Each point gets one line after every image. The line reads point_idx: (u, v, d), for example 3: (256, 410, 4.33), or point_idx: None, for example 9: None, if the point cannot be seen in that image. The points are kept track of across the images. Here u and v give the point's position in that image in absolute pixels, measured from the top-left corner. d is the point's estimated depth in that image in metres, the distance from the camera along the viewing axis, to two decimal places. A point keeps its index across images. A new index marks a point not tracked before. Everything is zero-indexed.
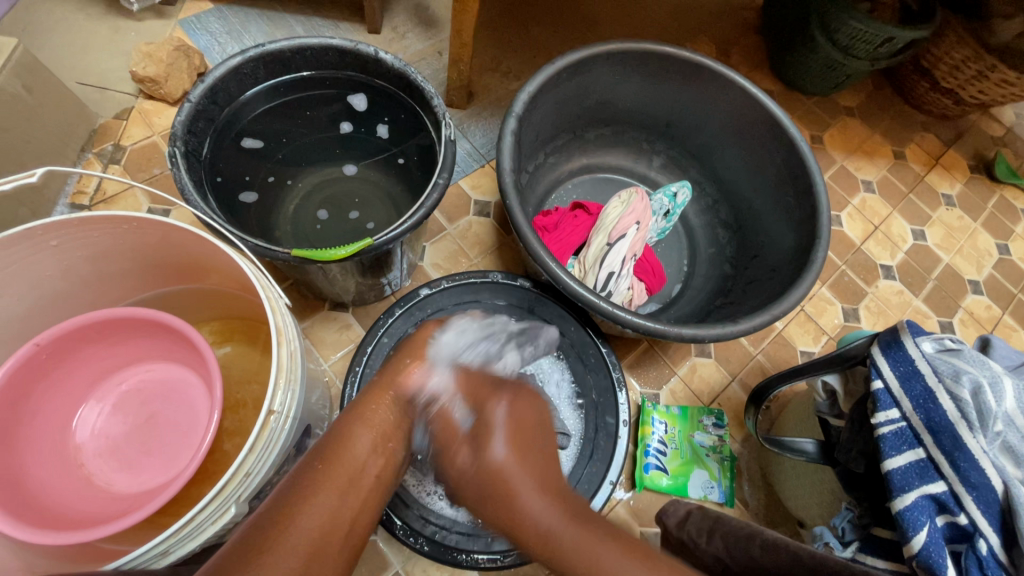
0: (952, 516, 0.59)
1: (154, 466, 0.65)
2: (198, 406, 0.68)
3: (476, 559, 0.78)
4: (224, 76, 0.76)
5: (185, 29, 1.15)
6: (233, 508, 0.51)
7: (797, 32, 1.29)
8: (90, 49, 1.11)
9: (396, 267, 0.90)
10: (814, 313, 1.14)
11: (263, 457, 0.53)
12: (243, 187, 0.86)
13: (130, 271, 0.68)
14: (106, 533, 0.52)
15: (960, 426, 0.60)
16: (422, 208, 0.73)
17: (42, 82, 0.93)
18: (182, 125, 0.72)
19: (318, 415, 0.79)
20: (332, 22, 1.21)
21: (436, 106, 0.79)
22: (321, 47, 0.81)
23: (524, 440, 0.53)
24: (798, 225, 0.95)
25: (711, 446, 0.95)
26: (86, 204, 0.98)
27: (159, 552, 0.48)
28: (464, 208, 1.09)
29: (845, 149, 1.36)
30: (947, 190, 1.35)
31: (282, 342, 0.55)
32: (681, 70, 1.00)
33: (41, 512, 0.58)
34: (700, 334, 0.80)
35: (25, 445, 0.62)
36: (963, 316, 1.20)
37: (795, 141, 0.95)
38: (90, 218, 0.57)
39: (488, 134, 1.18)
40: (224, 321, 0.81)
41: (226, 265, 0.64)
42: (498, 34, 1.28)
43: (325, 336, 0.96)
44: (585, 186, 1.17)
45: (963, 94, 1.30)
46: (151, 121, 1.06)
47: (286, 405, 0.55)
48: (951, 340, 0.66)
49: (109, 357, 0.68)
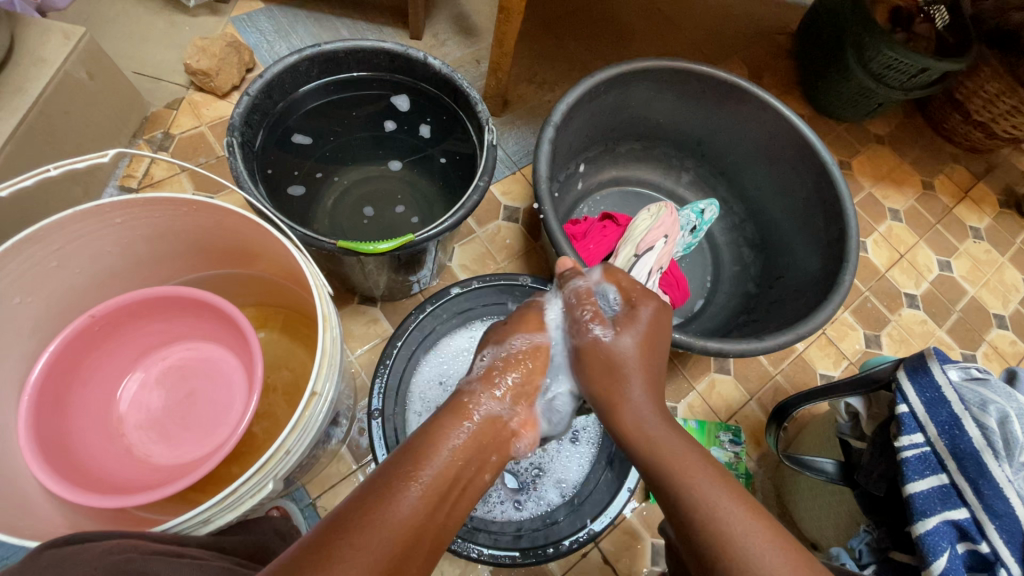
0: (973, 544, 0.60)
1: (190, 440, 0.68)
2: (236, 387, 0.71)
3: (493, 555, 0.79)
4: (281, 73, 0.80)
5: (237, 26, 1.20)
6: (270, 484, 0.53)
7: (831, 58, 1.31)
8: (146, 41, 1.16)
9: (426, 266, 0.92)
10: (835, 337, 1.14)
11: (302, 437, 0.55)
12: (290, 180, 0.90)
13: (181, 252, 0.71)
14: (156, 498, 0.54)
15: (985, 454, 0.60)
16: (462, 208, 0.75)
17: (104, 70, 0.98)
18: (240, 117, 0.75)
19: (344, 404, 0.81)
20: (375, 27, 1.25)
21: (480, 111, 0.82)
22: (372, 50, 0.85)
23: (653, 343, 0.64)
24: (825, 249, 0.96)
25: (727, 462, 0.95)
26: (133, 186, 1.02)
27: (203, 520, 0.50)
28: (494, 213, 1.12)
29: (873, 176, 1.36)
30: (975, 223, 1.34)
31: (326, 328, 0.58)
32: (715, 90, 1.02)
33: (84, 476, 0.61)
34: (725, 348, 0.81)
35: (75, 411, 0.65)
36: (987, 350, 1.19)
37: (826, 165, 0.96)
38: (153, 199, 0.61)
39: (520, 143, 1.20)
40: (261, 307, 0.83)
41: (274, 253, 0.67)
42: (536, 46, 1.31)
43: (353, 328, 0.98)
44: (614, 198, 1.19)
45: (996, 128, 1.30)
46: (200, 112, 1.11)
47: (327, 388, 0.58)
48: (977, 370, 0.68)
49: (155, 333, 0.71)
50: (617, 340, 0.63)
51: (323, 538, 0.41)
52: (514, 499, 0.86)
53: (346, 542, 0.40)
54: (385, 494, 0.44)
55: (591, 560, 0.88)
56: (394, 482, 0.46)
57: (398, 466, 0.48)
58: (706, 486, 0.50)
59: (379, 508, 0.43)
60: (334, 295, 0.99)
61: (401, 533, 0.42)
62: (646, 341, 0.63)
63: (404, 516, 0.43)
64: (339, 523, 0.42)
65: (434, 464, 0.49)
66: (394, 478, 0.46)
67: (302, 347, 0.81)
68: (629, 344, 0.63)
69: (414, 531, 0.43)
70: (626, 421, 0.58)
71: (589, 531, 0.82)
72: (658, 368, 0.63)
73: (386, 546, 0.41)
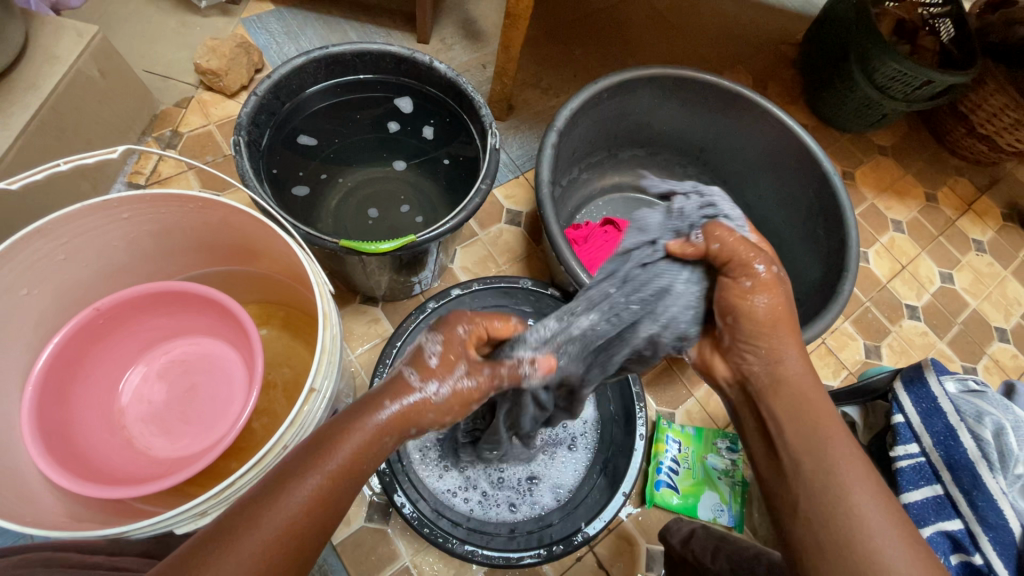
0: (966, 555, 0.59)
1: (190, 434, 0.68)
2: (236, 381, 0.71)
3: (486, 556, 0.79)
4: (289, 73, 0.81)
5: (247, 27, 1.22)
6: (268, 478, 0.54)
7: (835, 69, 1.32)
8: (157, 40, 1.18)
9: (428, 266, 0.93)
10: (835, 347, 1.14)
11: (299, 433, 0.56)
12: (295, 180, 0.91)
13: (186, 248, 0.72)
14: (153, 490, 0.55)
15: (980, 466, 0.60)
16: (464, 210, 0.76)
17: (115, 68, 0.99)
18: (248, 116, 0.77)
19: (343, 402, 0.82)
20: (384, 30, 1.26)
21: (483, 115, 0.83)
22: (379, 53, 0.86)
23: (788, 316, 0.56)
24: (825, 258, 0.96)
25: (723, 469, 0.94)
26: (141, 183, 1.03)
27: (196, 513, 0.51)
28: (497, 216, 1.13)
29: (876, 187, 1.36)
30: (978, 236, 1.34)
31: (326, 325, 0.59)
32: (717, 99, 1.03)
33: (85, 467, 0.62)
34: None
35: (78, 402, 0.66)
36: (988, 362, 1.19)
37: (828, 175, 0.96)
38: (160, 195, 0.62)
39: (524, 147, 1.21)
40: (263, 304, 0.84)
41: (277, 250, 0.68)
42: (542, 52, 1.32)
43: (355, 328, 0.99)
44: (616, 204, 1.20)
45: (999, 141, 1.30)
46: (208, 111, 1.12)
47: (325, 384, 0.58)
48: (974, 382, 0.68)
49: (159, 327, 0.72)
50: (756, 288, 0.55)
51: (228, 521, 0.40)
52: (508, 499, 0.86)
53: (245, 527, 0.40)
54: (293, 480, 0.42)
55: (586, 564, 0.88)
56: (304, 466, 0.43)
57: (313, 447, 0.44)
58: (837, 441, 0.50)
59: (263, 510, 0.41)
60: (336, 294, 1.00)
61: (289, 525, 0.41)
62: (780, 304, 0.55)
63: (295, 511, 0.41)
64: (245, 508, 0.41)
65: (343, 454, 0.44)
66: (304, 463, 0.43)
67: (302, 346, 0.82)
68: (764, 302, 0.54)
69: (300, 529, 0.41)
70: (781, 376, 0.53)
71: (584, 534, 0.82)
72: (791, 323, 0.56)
73: (274, 536, 0.40)
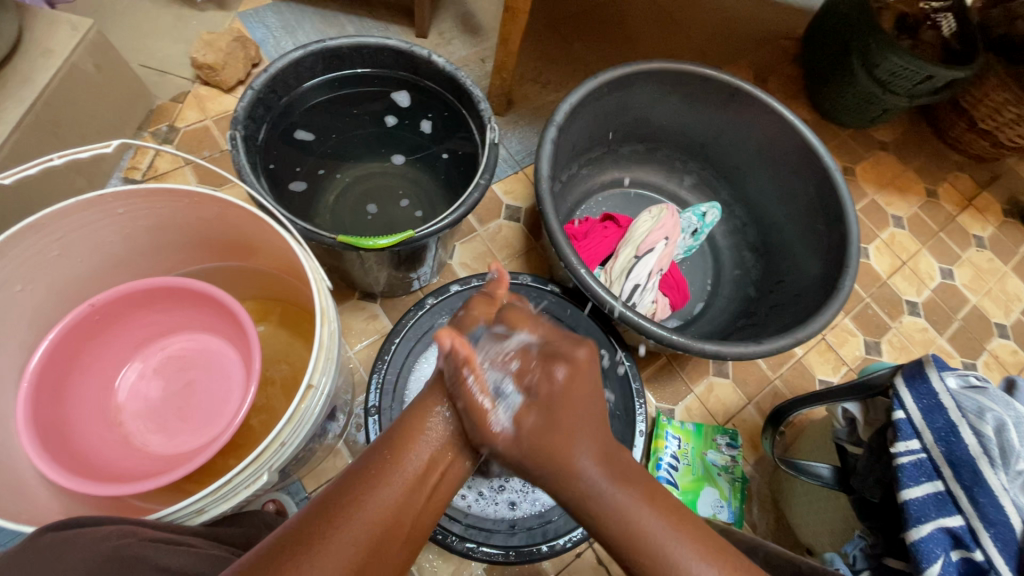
0: (967, 551, 0.59)
1: (188, 430, 0.68)
2: (234, 378, 0.71)
3: (486, 552, 0.80)
4: (286, 67, 0.80)
5: (244, 21, 1.20)
6: (266, 475, 0.53)
7: (836, 64, 1.31)
8: (153, 34, 1.17)
9: (427, 262, 0.93)
10: (835, 343, 1.14)
11: (297, 429, 0.55)
12: (293, 176, 0.90)
13: (182, 244, 0.72)
14: (151, 487, 0.54)
15: (981, 462, 0.60)
16: (463, 206, 0.75)
17: (110, 61, 0.98)
18: (244, 111, 0.76)
19: (342, 399, 0.83)
20: (382, 24, 1.25)
21: (482, 109, 0.82)
22: (377, 47, 0.85)
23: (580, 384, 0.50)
24: (826, 254, 0.96)
25: (723, 465, 0.95)
26: (137, 178, 1.03)
27: (195, 510, 0.50)
28: (496, 212, 1.12)
29: (877, 183, 1.36)
30: (978, 232, 1.34)
31: (324, 322, 0.58)
32: (718, 93, 1.03)
33: (81, 465, 0.61)
34: (722, 351, 0.81)
35: (75, 400, 0.66)
36: (987, 359, 1.19)
37: (829, 170, 0.96)
38: (155, 190, 0.61)
39: (523, 142, 1.20)
40: (261, 301, 0.84)
41: (275, 245, 0.68)
42: (541, 46, 1.31)
43: (353, 324, 0.98)
44: (616, 200, 1.19)
45: (1001, 137, 1.29)
46: (205, 106, 1.11)
47: (323, 381, 0.58)
48: (975, 378, 0.68)
49: (156, 323, 0.72)
50: (552, 382, 0.49)
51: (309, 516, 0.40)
52: (509, 498, 0.85)
53: (333, 523, 0.39)
54: (368, 477, 0.43)
55: (585, 560, 0.88)
56: (374, 467, 0.44)
57: (379, 455, 0.46)
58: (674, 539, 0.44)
59: (356, 498, 0.42)
60: (334, 290, 1.00)
61: (376, 524, 0.41)
62: (577, 377, 0.50)
63: (385, 502, 0.42)
64: (322, 507, 0.41)
65: (416, 452, 0.47)
66: (377, 461, 0.45)
67: (300, 342, 0.81)
68: (562, 382, 0.49)
69: (392, 524, 0.41)
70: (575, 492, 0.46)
71: (583, 530, 0.82)
72: (596, 407, 0.50)
73: (366, 532, 0.40)
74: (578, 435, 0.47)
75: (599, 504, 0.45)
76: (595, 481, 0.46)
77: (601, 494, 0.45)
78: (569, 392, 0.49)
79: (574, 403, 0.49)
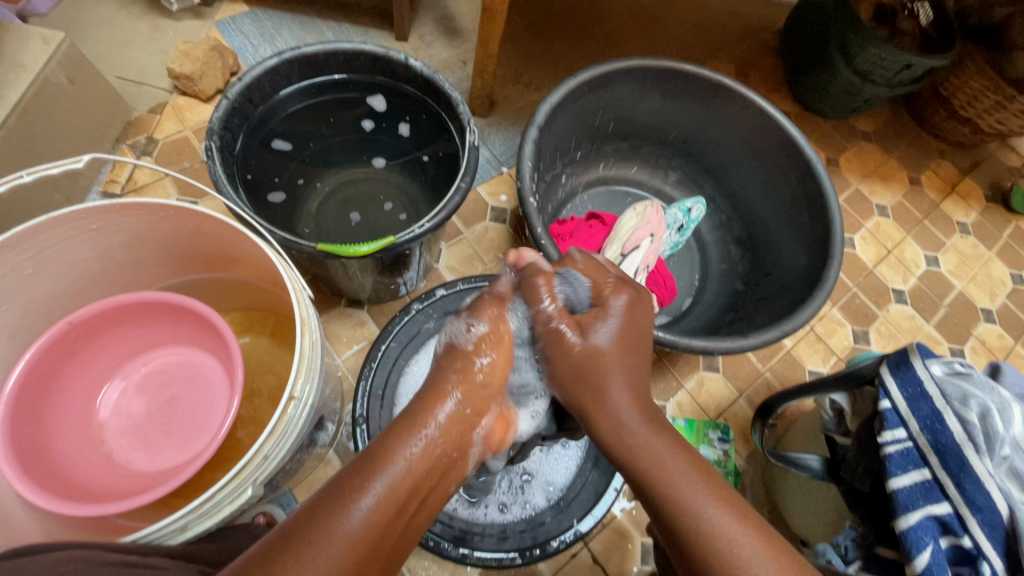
0: (955, 538, 0.59)
1: (173, 446, 0.67)
2: (218, 391, 0.70)
3: (480, 557, 0.80)
4: (260, 76, 0.80)
5: (221, 30, 1.19)
6: (250, 490, 0.53)
7: (817, 55, 1.31)
8: (129, 45, 1.15)
9: (412, 267, 0.92)
10: (824, 334, 1.15)
11: (281, 442, 0.55)
12: (272, 186, 0.89)
13: (161, 257, 0.71)
14: (133, 506, 0.54)
15: (966, 448, 0.60)
16: (444, 209, 0.75)
17: (85, 74, 0.97)
18: (219, 121, 0.75)
19: (330, 408, 0.82)
20: (361, 29, 1.25)
21: (462, 112, 0.82)
22: (352, 53, 0.85)
23: (628, 337, 0.59)
24: (810, 246, 0.96)
25: (716, 460, 0.97)
26: (117, 192, 1.02)
27: (178, 527, 0.50)
28: (481, 214, 1.11)
29: (860, 173, 1.37)
30: (962, 218, 1.35)
31: (304, 332, 0.57)
32: (698, 89, 1.03)
33: (63, 485, 0.60)
34: (709, 346, 0.81)
35: (55, 420, 0.65)
36: (975, 344, 1.20)
37: (810, 163, 0.96)
38: (130, 204, 0.60)
39: (507, 143, 1.20)
40: (244, 312, 0.83)
41: (253, 255, 0.67)
42: (522, 47, 1.31)
43: (340, 332, 0.98)
44: (601, 198, 1.19)
45: (980, 123, 1.31)
46: (184, 116, 1.10)
47: (306, 392, 0.57)
48: (960, 364, 0.68)
49: (136, 339, 0.71)
50: (590, 339, 0.58)
51: (292, 530, 0.41)
52: (498, 501, 0.85)
53: (299, 550, 0.40)
54: (350, 490, 0.44)
55: (581, 560, 0.87)
56: (345, 490, 0.44)
57: (356, 470, 0.45)
58: (697, 489, 0.49)
59: (324, 520, 0.41)
60: (321, 299, 0.99)
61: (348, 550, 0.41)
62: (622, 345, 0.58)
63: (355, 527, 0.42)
64: (304, 522, 0.41)
65: (391, 473, 0.45)
66: (351, 485, 0.44)
67: (286, 353, 0.80)
68: (606, 341, 0.58)
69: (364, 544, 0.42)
70: (619, 441, 0.53)
71: (576, 531, 0.82)
72: (638, 358, 0.59)
73: (337, 557, 0.40)
74: (612, 377, 0.56)
75: (637, 439, 0.52)
76: (632, 425, 0.53)
77: (637, 430, 0.52)
78: (629, 330, 0.59)
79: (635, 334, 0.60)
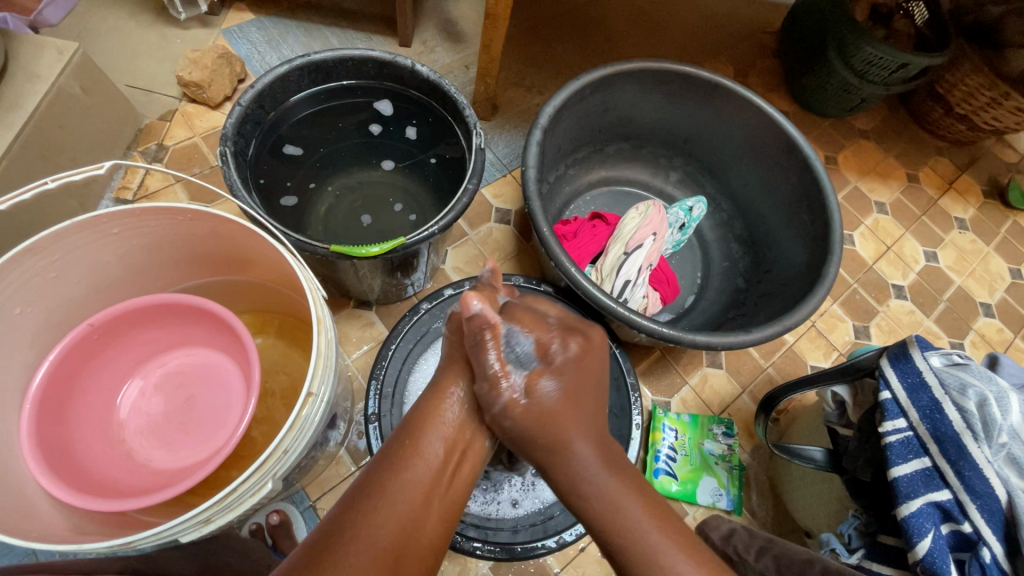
0: (956, 524, 0.61)
1: (192, 444, 0.69)
2: (234, 391, 0.72)
3: (491, 549, 0.82)
4: (272, 83, 0.82)
5: (228, 38, 1.22)
6: (270, 483, 0.55)
7: (814, 56, 1.33)
8: (138, 54, 1.18)
9: (420, 268, 0.94)
10: (825, 330, 1.16)
11: (299, 437, 0.56)
12: (283, 190, 0.91)
13: (178, 260, 0.73)
14: (157, 501, 0.55)
15: (965, 436, 0.62)
16: (452, 210, 0.77)
17: (97, 84, 0.99)
18: (233, 127, 0.77)
19: (342, 407, 0.84)
20: (365, 35, 1.27)
21: (468, 116, 0.83)
22: (361, 59, 0.87)
23: (581, 391, 0.54)
24: (810, 242, 0.98)
25: (721, 454, 0.97)
26: (129, 198, 1.04)
27: (203, 520, 0.52)
28: (486, 215, 1.13)
29: (859, 171, 1.38)
30: (960, 214, 1.37)
31: (321, 330, 0.59)
32: (698, 90, 1.05)
33: (88, 481, 0.62)
34: (713, 341, 0.83)
35: (78, 420, 0.66)
36: (974, 337, 1.21)
37: (809, 161, 0.98)
38: (150, 208, 0.62)
39: (510, 146, 1.22)
40: (257, 314, 0.85)
41: (268, 257, 0.68)
42: (523, 50, 1.33)
43: (350, 333, 0.99)
44: (604, 199, 1.21)
45: (977, 121, 1.32)
46: (193, 123, 1.12)
47: (322, 389, 0.59)
48: (958, 356, 0.70)
49: (155, 340, 0.73)
50: (543, 391, 0.53)
51: (331, 528, 0.44)
52: (509, 497, 0.86)
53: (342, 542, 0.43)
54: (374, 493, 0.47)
55: (590, 554, 0.88)
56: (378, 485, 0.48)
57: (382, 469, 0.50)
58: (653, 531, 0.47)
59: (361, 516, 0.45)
60: (330, 300, 1.01)
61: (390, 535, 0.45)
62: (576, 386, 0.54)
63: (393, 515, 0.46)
64: (342, 519, 0.45)
65: (417, 472, 0.50)
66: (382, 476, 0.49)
67: (298, 353, 0.82)
68: (555, 394, 0.53)
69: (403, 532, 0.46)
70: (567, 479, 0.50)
71: (586, 524, 0.84)
72: (590, 411, 0.54)
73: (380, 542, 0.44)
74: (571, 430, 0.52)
75: (591, 486, 0.49)
76: (585, 469, 0.50)
77: (592, 477, 0.50)
78: (575, 381, 0.55)
79: (583, 378, 0.56)
